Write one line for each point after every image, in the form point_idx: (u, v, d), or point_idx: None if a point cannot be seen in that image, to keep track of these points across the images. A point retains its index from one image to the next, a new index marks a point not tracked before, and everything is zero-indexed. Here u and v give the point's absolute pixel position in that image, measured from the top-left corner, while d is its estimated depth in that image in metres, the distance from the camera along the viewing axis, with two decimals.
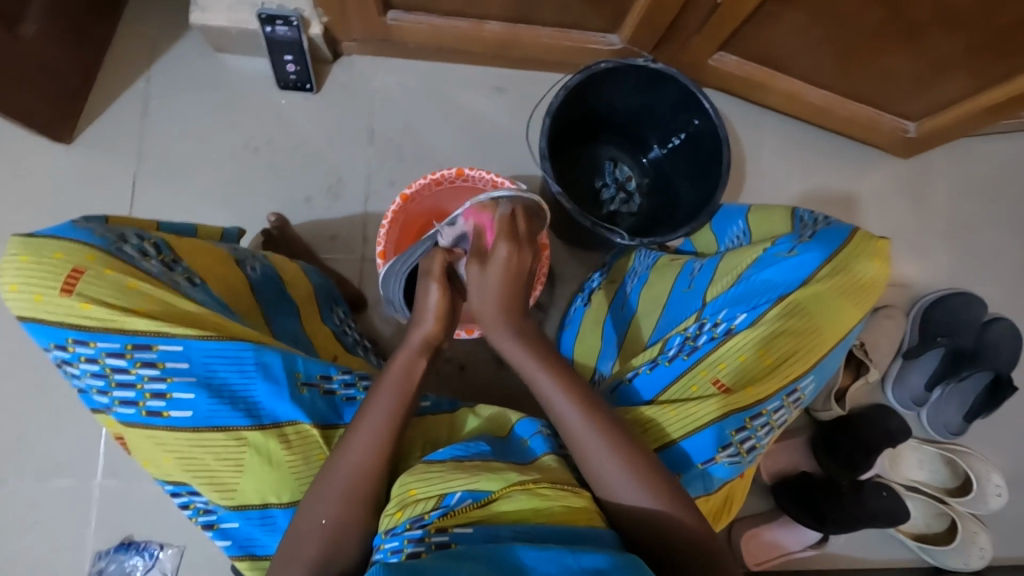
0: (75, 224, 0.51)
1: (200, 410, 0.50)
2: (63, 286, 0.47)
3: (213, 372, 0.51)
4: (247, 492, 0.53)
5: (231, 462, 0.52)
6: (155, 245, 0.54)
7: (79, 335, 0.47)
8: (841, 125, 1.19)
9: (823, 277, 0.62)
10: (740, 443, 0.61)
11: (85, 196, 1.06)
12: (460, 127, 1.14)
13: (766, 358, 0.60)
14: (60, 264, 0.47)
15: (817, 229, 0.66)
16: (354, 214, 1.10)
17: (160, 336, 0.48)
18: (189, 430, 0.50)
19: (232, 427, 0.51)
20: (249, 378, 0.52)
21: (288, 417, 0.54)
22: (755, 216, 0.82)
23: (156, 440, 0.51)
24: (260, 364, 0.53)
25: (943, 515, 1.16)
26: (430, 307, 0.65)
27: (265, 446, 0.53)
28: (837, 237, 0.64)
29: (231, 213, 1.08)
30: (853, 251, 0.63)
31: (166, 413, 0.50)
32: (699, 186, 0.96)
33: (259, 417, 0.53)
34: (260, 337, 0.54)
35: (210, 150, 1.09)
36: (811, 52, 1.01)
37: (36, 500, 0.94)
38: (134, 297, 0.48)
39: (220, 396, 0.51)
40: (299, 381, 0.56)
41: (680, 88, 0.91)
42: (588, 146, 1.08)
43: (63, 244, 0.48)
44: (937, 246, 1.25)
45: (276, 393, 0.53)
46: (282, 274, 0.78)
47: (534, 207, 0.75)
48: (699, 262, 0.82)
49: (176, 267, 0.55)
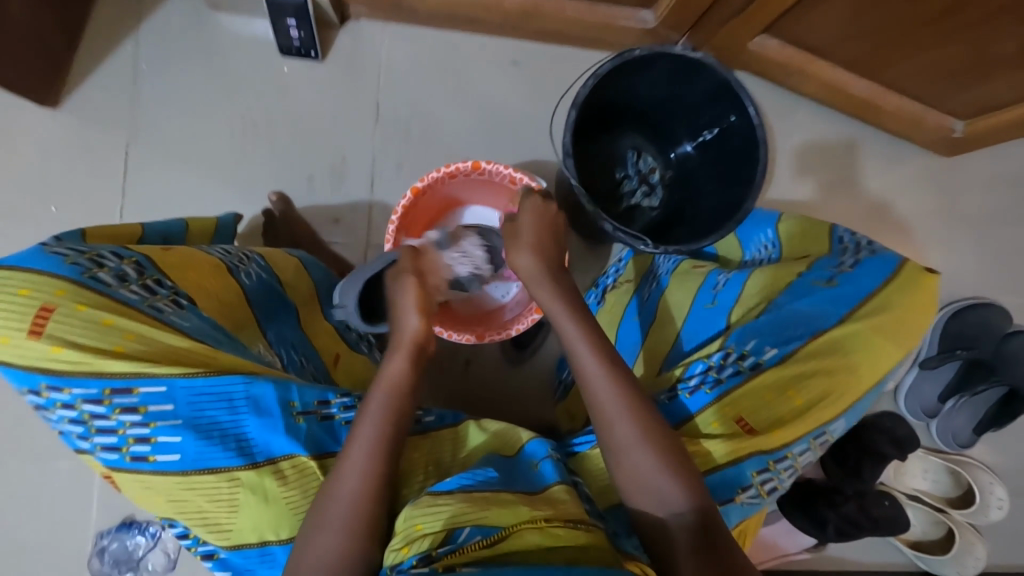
0: (43, 248, 0.47)
1: (188, 453, 0.47)
2: (31, 327, 0.44)
3: (200, 413, 0.48)
4: (243, 531, 0.50)
5: (224, 502, 0.49)
6: (135, 265, 0.51)
7: (52, 381, 0.44)
8: (882, 120, 1.11)
9: (862, 315, 0.58)
10: (761, 484, 0.58)
11: (74, 166, 1.00)
12: (474, 107, 1.06)
13: (797, 398, 0.57)
14: (28, 302, 0.44)
15: (861, 258, 0.63)
16: (359, 197, 1.04)
17: (142, 378, 0.46)
18: (178, 473, 0.48)
19: (224, 468, 0.48)
20: (240, 414, 0.49)
21: (283, 451, 0.51)
22: (786, 226, 0.79)
23: (146, 483, 0.48)
24: (251, 399, 0.50)
25: (940, 523, 1.16)
26: (407, 304, 0.63)
27: (260, 483, 0.50)
28: (882, 269, 0.60)
29: (228, 190, 1.02)
30: (898, 287, 0.59)
31: (151, 457, 0.47)
32: (725, 190, 0.89)
33: (252, 454, 0.50)
34: (249, 366, 0.51)
35: (206, 120, 1.02)
36: (859, 42, 0.93)
37: (36, 478, 0.94)
38: (111, 336, 0.45)
39: (209, 436, 0.48)
40: (294, 409, 0.52)
41: (716, 79, 0.83)
42: (610, 133, 1.00)
43: (30, 277, 0.45)
44: (968, 253, 1.19)
45: (268, 427, 0.50)
46: (282, 276, 0.75)
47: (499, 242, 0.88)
48: (724, 274, 0.77)
49: (161, 288, 0.51)
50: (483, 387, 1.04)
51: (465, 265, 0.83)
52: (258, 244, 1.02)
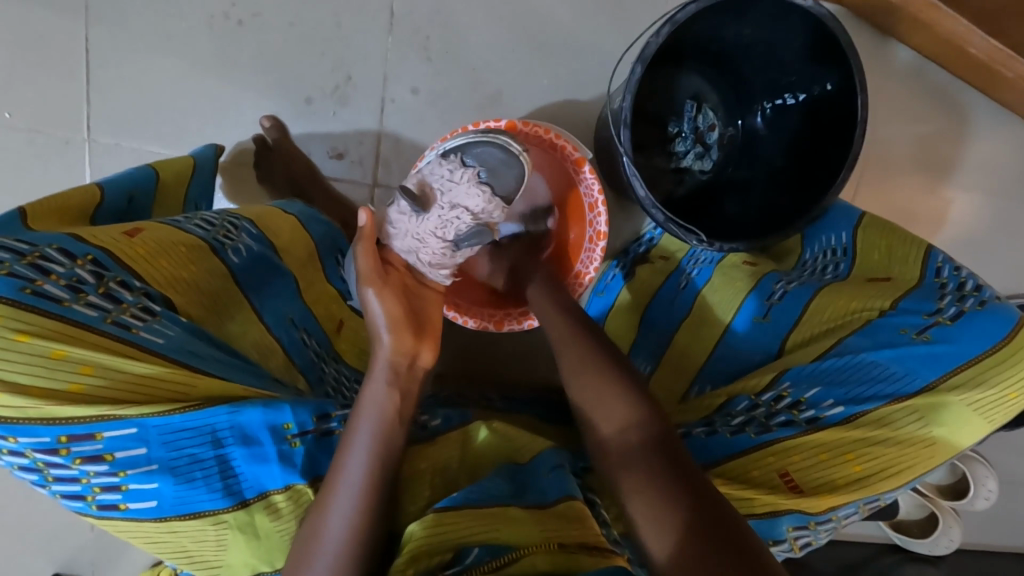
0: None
1: (166, 498, 0.41)
2: None
3: (179, 453, 0.40)
4: (233, 566, 0.46)
5: (211, 542, 0.44)
6: (90, 265, 0.40)
7: None
8: (993, 87, 0.92)
9: (952, 386, 0.50)
10: (795, 540, 0.54)
11: (22, 59, 0.83)
12: (507, 23, 0.87)
13: (854, 464, 0.51)
14: None
15: (966, 309, 0.53)
16: (366, 127, 0.89)
17: (107, 421, 0.37)
18: (155, 520, 0.41)
19: (208, 512, 0.42)
20: (226, 449, 0.42)
21: (278, 482, 0.45)
22: (865, 232, 0.67)
23: (117, 529, 0.42)
24: (237, 431, 0.42)
25: (925, 506, 1.20)
26: (376, 318, 0.55)
27: (251, 521, 0.44)
28: (991, 330, 0.51)
29: (212, 105, 0.87)
30: (1004, 358, 0.50)
31: (123, 505, 0.40)
32: (800, 169, 0.76)
33: (240, 492, 0.43)
34: (237, 388, 0.44)
35: (180, 12, 0.84)
36: None
37: None
38: (66, 373, 0.36)
39: (191, 479, 0.41)
40: (289, 434, 0.45)
41: (822, 34, 0.66)
42: (669, 77, 0.82)
43: None
44: None
45: (260, 459, 0.44)
46: (277, 241, 0.64)
47: (499, 150, 0.57)
48: (783, 282, 0.68)
49: (124, 295, 0.41)
50: (491, 348, 0.98)
51: (458, 218, 0.56)
52: (249, 174, 0.89)
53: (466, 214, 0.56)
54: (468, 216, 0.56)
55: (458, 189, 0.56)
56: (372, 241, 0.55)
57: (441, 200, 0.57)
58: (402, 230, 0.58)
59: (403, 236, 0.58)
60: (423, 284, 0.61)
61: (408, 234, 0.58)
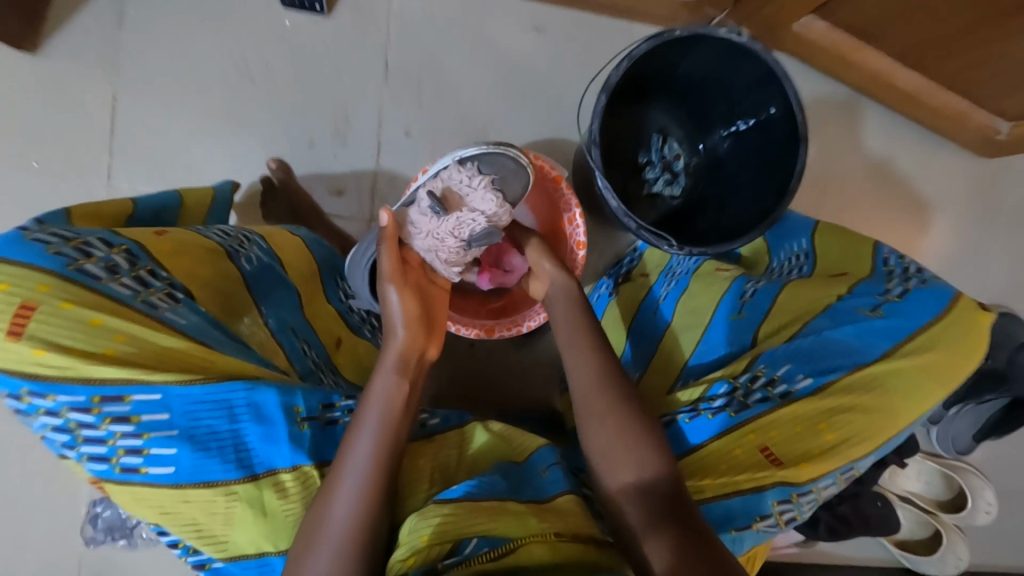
0: (20, 234, 0.41)
1: (183, 466, 0.44)
2: (9, 327, 0.38)
3: (197, 423, 0.44)
4: (239, 544, 0.47)
5: (220, 516, 0.46)
6: (126, 253, 0.45)
7: (34, 387, 0.40)
8: (925, 115, 1.03)
9: (907, 352, 0.54)
10: (780, 514, 0.55)
11: (53, 116, 0.92)
12: (489, 73, 0.98)
13: (828, 434, 0.54)
14: (5, 297, 0.39)
15: (910, 286, 0.59)
16: (364, 167, 0.98)
17: (135, 385, 0.41)
18: (171, 487, 0.44)
19: (220, 482, 0.45)
20: (241, 423, 0.46)
21: (286, 461, 0.48)
22: (822, 237, 0.74)
23: (134, 496, 0.44)
24: (253, 407, 0.46)
25: (928, 523, 1.18)
26: (394, 314, 0.57)
27: (259, 497, 0.47)
28: (935, 301, 0.57)
29: (223, 151, 0.95)
30: (949, 324, 0.55)
31: (143, 469, 0.43)
32: (758, 184, 0.84)
33: (250, 466, 0.46)
34: (252, 370, 0.47)
35: (198, 73, 0.94)
36: (918, 28, 0.85)
37: (27, 444, 0.94)
38: (101, 338, 0.41)
39: (207, 449, 0.44)
40: (299, 416, 0.48)
41: (761, 67, 0.76)
42: (638, 113, 0.93)
43: (7, 269, 0.39)
44: (994, 257, 1.13)
45: (271, 436, 0.47)
46: (282, 256, 0.70)
47: (513, 162, 0.59)
48: (753, 283, 0.73)
49: (153, 281, 0.46)
50: (485, 371, 1.01)
51: (473, 220, 0.58)
52: (255, 212, 0.97)
53: (482, 216, 0.58)
54: (483, 218, 0.58)
55: (474, 195, 0.58)
56: (394, 242, 0.58)
57: (458, 204, 0.58)
58: (422, 230, 0.59)
59: (422, 236, 0.60)
60: (432, 280, 0.63)
61: (426, 234, 0.59)
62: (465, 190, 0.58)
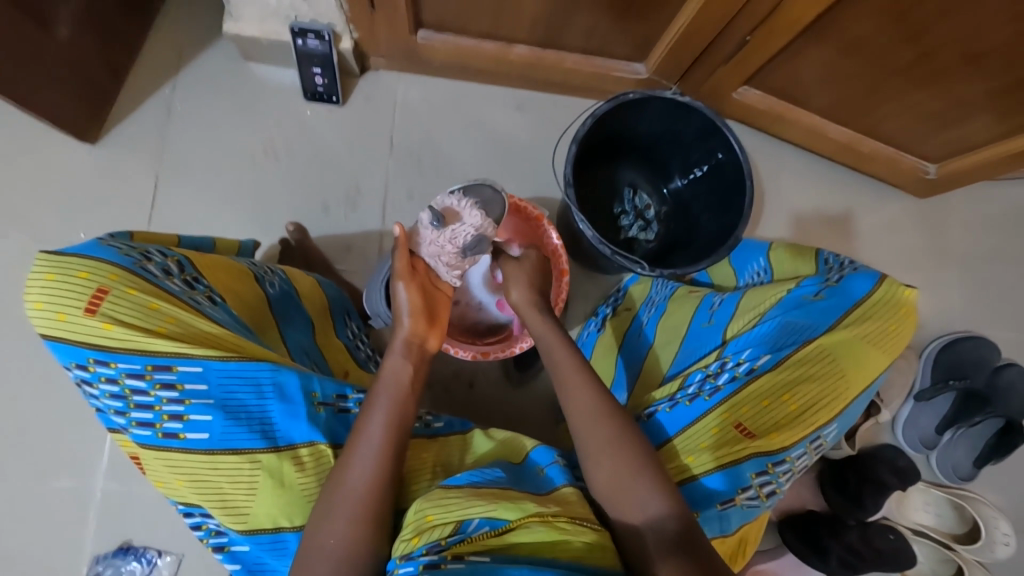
0: (100, 242, 0.58)
1: (215, 431, 0.56)
2: (87, 306, 0.53)
3: (229, 395, 0.57)
4: (258, 516, 0.58)
5: (244, 485, 0.57)
6: (178, 263, 0.61)
7: (100, 355, 0.54)
8: (863, 163, 1.18)
9: (848, 325, 0.65)
10: (760, 487, 0.60)
11: (103, 196, 1.06)
12: (480, 146, 1.15)
13: (793, 404, 0.61)
14: (86, 283, 0.53)
15: (844, 274, 0.71)
16: (371, 226, 1.10)
17: (179, 358, 0.54)
18: (204, 452, 0.56)
19: (246, 450, 0.57)
20: (266, 399, 0.58)
21: (304, 437, 0.59)
22: (776, 254, 0.84)
23: (169, 462, 0.57)
24: (276, 386, 0.58)
25: (949, 560, 1.10)
26: (403, 305, 0.70)
27: (279, 469, 0.58)
28: (863, 284, 0.68)
29: (247, 219, 1.08)
30: (875, 302, 0.67)
31: (181, 434, 0.56)
32: (719, 219, 0.96)
33: (273, 438, 0.58)
34: (273, 357, 0.60)
35: (231, 156, 1.10)
36: (835, 90, 1.01)
37: (40, 499, 0.97)
38: (155, 319, 0.54)
39: (235, 418, 0.57)
40: (315, 400, 0.61)
41: (705, 120, 0.91)
42: (609, 171, 1.07)
43: (88, 264, 0.54)
44: (953, 286, 1.22)
45: (290, 412, 0.59)
46: (300, 289, 0.80)
47: (492, 191, 0.79)
48: (720, 296, 0.81)
49: (198, 285, 0.61)
50: (483, 411, 1.05)
51: (465, 230, 0.71)
52: None
53: (472, 228, 0.72)
54: (473, 229, 0.71)
55: (464, 212, 0.72)
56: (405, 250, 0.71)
57: (453, 220, 0.72)
58: (426, 239, 0.72)
59: (427, 244, 0.72)
60: (437, 285, 0.75)
61: (431, 242, 0.72)
62: (458, 210, 0.73)
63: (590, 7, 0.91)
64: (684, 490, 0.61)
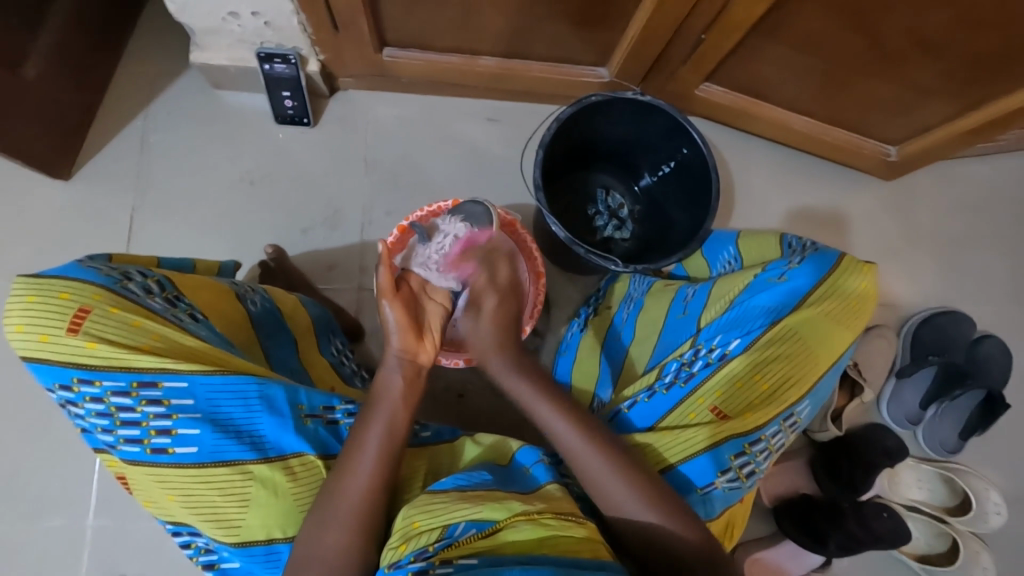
0: (79, 264, 0.59)
1: (205, 445, 0.58)
2: (69, 326, 0.55)
3: (217, 408, 0.59)
4: (252, 527, 0.60)
5: (236, 497, 0.59)
6: (158, 283, 0.63)
7: (83, 375, 0.55)
8: (827, 150, 1.21)
9: (812, 304, 0.68)
10: (739, 468, 0.64)
11: (80, 231, 1.06)
12: (454, 158, 1.16)
13: (763, 384, 0.66)
14: (67, 304, 0.55)
15: (807, 253, 0.73)
16: (351, 244, 1.11)
17: (166, 374, 0.57)
18: (193, 466, 0.58)
19: (237, 462, 0.59)
20: (253, 412, 0.60)
21: (293, 448, 0.62)
22: (744, 242, 0.86)
23: (160, 478, 0.59)
24: (264, 398, 0.61)
25: (944, 534, 1.11)
26: (390, 324, 0.69)
27: (271, 478, 0.60)
28: (826, 261, 0.71)
29: (226, 245, 1.09)
30: (836, 278, 0.70)
31: (170, 449, 0.58)
32: (690, 213, 0.98)
33: (264, 450, 0.61)
34: (260, 371, 0.63)
35: (206, 183, 1.11)
36: (792, 82, 1.04)
37: (28, 542, 0.95)
38: (140, 336, 0.57)
39: (224, 431, 0.59)
40: (303, 412, 0.64)
41: (667, 118, 0.94)
42: (580, 174, 1.09)
43: (69, 284, 0.56)
44: (925, 264, 1.25)
45: (280, 424, 0.61)
46: (282, 308, 0.81)
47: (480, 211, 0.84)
48: (692, 286, 0.83)
49: (179, 303, 0.64)
50: (474, 420, 1.05)
51: (449, 239, 0.81)
52: None
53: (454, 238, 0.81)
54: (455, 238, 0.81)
55: (449, 226, 0.83)
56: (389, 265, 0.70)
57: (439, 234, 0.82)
58: (419, 256, 0.81)
59: (417, 258, 0.81)
60: (430, 299, 0.74)
61: (420, 255, 0.81)
62: (443, 226, 0.84)
63: (548, 17, 0.94)
64: (667, 476, 0.65)
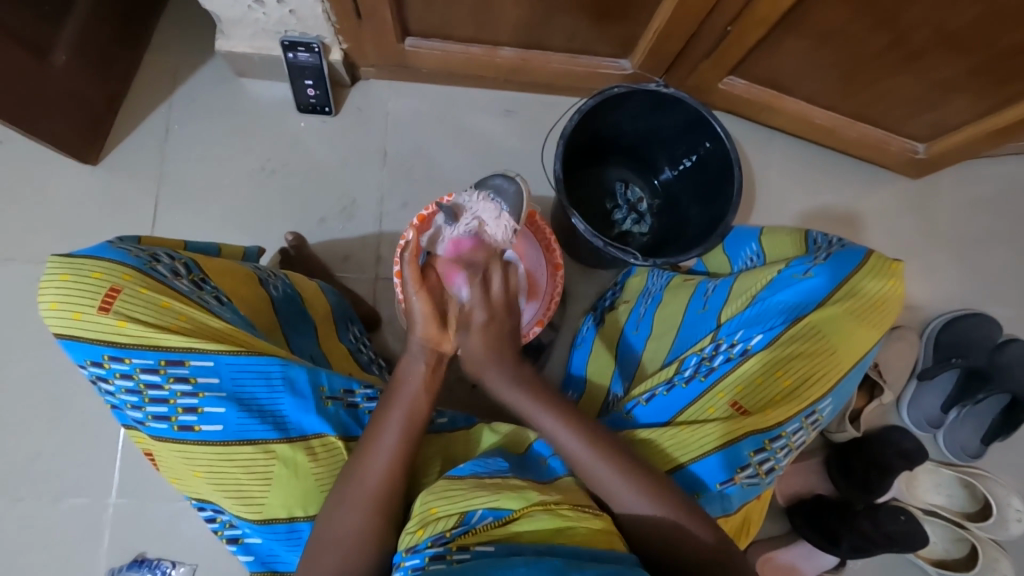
0: (110, 244, 0.61)
1: (230, 423, 0.59)
2: (100, 304, 0.57)
3: (242, 388, 0.60)
4: (274, 506, 0.62)
5: (260, 475, 0.61)
6: (185, 265, 0.65)
7: (114, 352, 0.57)
8: (851, 147, 1.18)
9: (837, 301, 0.67)
10: (759, 464, 0.64)
11: (105, 217, 1.09)
12: (472, 150, 1.16)
13: (785, 380, 0.65)
14: (99, 283, 0.57)
15: (833, 250, 0.72)
16: (368, 234, 1.12)
17: (192, 353, 0.58)
18: (219, 443, 0.59)
19: (261, 440, 0.60)
20: (276, 392, 0.61)
21: (314, 429, 0.63)
22: (768, 240, 0.85)
23: (186, 454, 0.60)
24: (287, 379, 0.62)
25: (963, 539, 1.08)
26: (416, 313, 0.69)
27: (293, 457, 0.62)
28: (852, 259, 0.70)
29: (247, 232, 1.10)
30: (865, 275, 0.69)
31: (197, 427, 0.59)
32: (711, 206, 0.97)
33: (287, 430, 0.62)
34: (284, 354, 0.64)
35: (228, 172, 1.12)
36: (817, 78, 1.02)
37: (52, 518, 0.98)
38: (168, 316, 0.58)
39: (249, 410, 0.60)
40: (324, 394, 0.65)
41: (689, 112, 0.93)
42: (598, 167, 1.09)
43: (100, 264, 0.58)
44: (949, 265, 1.22)
45: (301, 406, 0.62)
46: (302, 293, 0.82)
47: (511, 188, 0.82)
48: (713, 282, 0.82)
49: (205, 286, 0.65)
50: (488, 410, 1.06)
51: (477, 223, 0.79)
52: None
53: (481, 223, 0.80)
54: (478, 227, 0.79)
55: (478, 207, 0.80)
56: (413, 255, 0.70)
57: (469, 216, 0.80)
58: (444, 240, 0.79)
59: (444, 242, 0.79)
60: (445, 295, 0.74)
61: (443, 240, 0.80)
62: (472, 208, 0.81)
63: (570, 9, 0.93)
64: (674, 476, 0.65)
